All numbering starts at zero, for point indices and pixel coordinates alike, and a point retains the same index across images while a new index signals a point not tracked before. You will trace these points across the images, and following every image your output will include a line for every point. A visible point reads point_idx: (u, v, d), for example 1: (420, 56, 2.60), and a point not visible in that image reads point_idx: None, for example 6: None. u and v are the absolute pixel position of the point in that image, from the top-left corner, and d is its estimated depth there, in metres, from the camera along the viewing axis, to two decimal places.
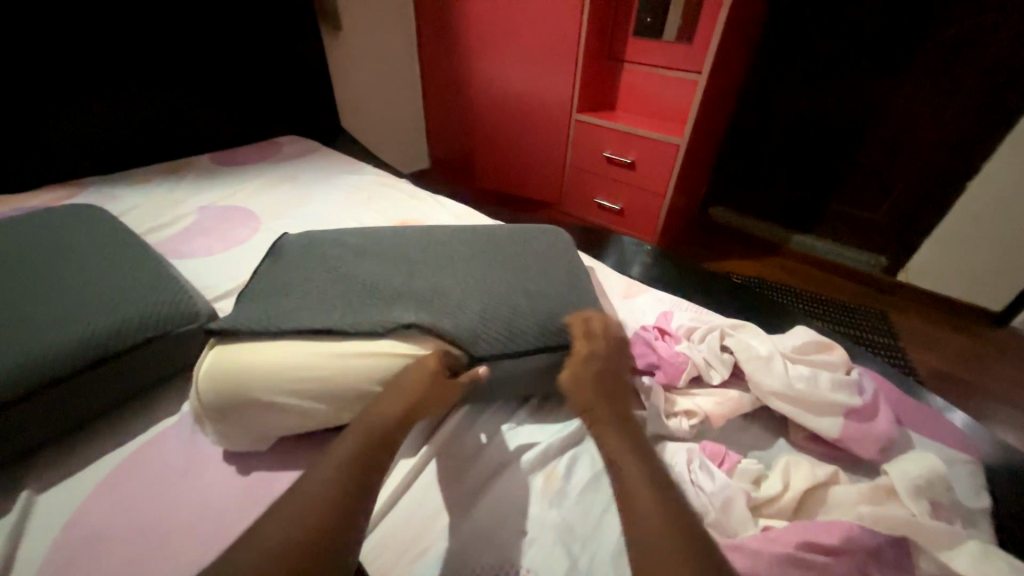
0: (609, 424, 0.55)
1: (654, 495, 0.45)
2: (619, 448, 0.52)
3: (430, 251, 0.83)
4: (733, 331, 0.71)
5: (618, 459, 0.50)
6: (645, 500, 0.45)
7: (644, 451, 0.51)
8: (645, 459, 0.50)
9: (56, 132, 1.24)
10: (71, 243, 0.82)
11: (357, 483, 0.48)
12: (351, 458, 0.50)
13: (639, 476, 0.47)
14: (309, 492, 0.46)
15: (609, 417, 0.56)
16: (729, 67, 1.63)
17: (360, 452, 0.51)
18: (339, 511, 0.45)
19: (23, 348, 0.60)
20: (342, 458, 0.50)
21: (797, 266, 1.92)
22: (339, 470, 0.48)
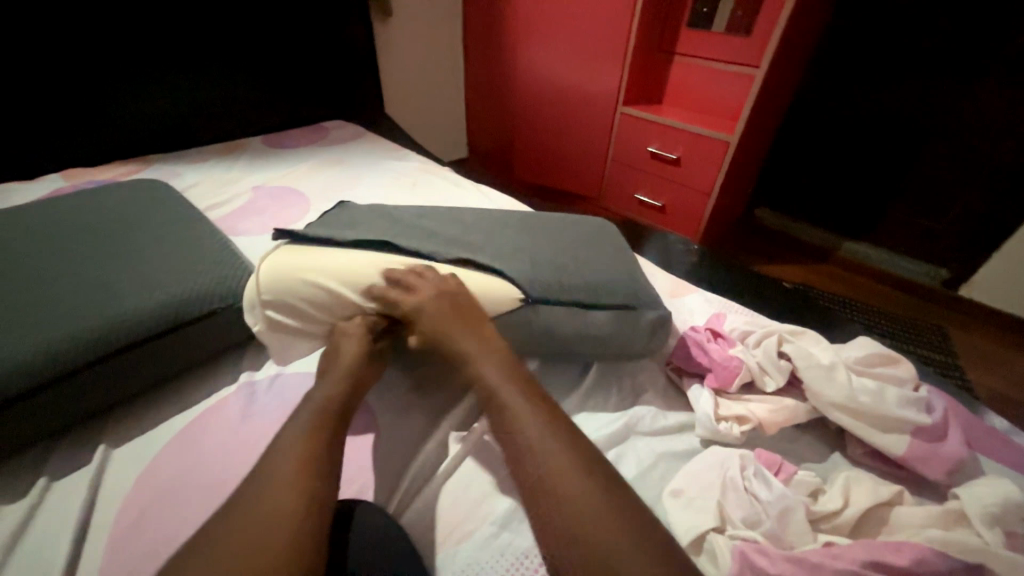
0: (522, 406, 0.54)
1: (585, 487, 0.46)
2: (536, 436, 0.51)
3: (483, 216, 0.84)
4: (792, 337, 0.68)
5: (539, 451, 0.50)
6: (576, 497, 0.46)
7: (565, 436, 0.51)
8: (568, 445, 0.50)
9: (127, 110, 1.31)
10: (143, 216, 0.87)
11: (323, 448, 0.53)
12: (313, 426, 0.54)
13: (564, 470, 0.48)
14: (280, 457, 0.50)
15: (521, 396, 0.55)
16: (789, 63, 1.56)
17: (320, 420, 0.55)
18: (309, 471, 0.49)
19: (106, 312, 0.65)
20: (302, 428, 0.54)
21: (846, 274, 1.84)
22: (301, 437, 0.53)
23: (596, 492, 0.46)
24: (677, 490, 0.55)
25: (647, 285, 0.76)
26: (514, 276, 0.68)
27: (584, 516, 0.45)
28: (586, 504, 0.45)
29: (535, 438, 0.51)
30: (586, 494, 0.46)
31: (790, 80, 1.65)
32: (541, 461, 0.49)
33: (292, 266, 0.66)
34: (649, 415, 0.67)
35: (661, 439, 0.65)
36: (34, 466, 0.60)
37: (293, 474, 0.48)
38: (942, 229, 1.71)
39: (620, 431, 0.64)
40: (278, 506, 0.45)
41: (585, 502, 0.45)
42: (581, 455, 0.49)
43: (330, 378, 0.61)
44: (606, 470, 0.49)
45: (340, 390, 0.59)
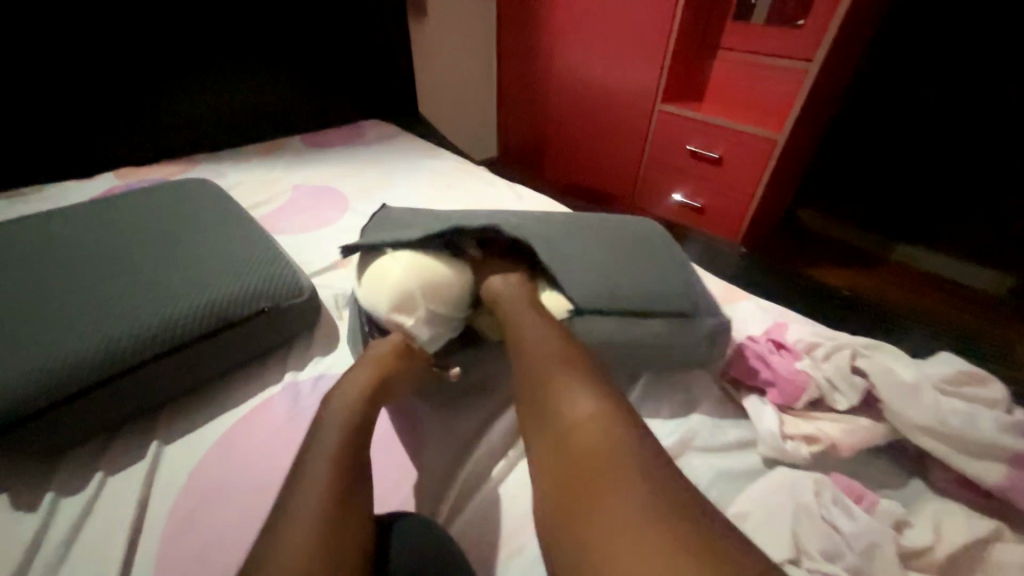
0: (538, 336, 0.61)
1: (586, 402, 0.52)
2: (547, 359, 0.57)
3: (525, 217, 0.82)
4: (866, 352, 0.63)
5: (547, 370, 0.56)
6: (575, 410, 0.51)
7: (575, 362, 0.57)
8: (575, 369, 0.55)
9: (176, 111, 1.35)
10: (193, 215, 0.89)
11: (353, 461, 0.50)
12: (342, 439, 0.51)
13: (568, 387, 0.53)
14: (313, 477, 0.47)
15: (537, 326, 0.62)
16: (844, 56, 1.47)
17: (348, 431, 0.52)
18: (342, 489, 0.46)
19: (162, 309, 0.66)
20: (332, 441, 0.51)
21: (900, 279, 1.72)
22: (332, 451, 0.50)
23: (593, 408, 0.51)
24: (742, 514, 0.51)
25: (704, 294, 0.72)
26: (557, 294, 0.69)
27: (578, 427, 0.50)
28: (583, 415, 0.50)
29: (547, 362, 0.57)
30: (585, 410, 0.51)
31: (845, 73, 1.56)
32: (546, 380, 0.55)
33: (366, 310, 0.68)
34: (706, 429, 0.64)
35: (719, 456, 0.61)
36: (91, 460, 0.61)
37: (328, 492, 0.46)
38: (1011, 233, 1.58)
39: (676, 446, 0.61)
40: (316, 528, 0.43)
41: (582, 415, 0.50)
42: (586, 376, 0.55)
43: (359, 368, 0.60)
44: (610, 391, 0.53)
45: (367, 382, 0.58)
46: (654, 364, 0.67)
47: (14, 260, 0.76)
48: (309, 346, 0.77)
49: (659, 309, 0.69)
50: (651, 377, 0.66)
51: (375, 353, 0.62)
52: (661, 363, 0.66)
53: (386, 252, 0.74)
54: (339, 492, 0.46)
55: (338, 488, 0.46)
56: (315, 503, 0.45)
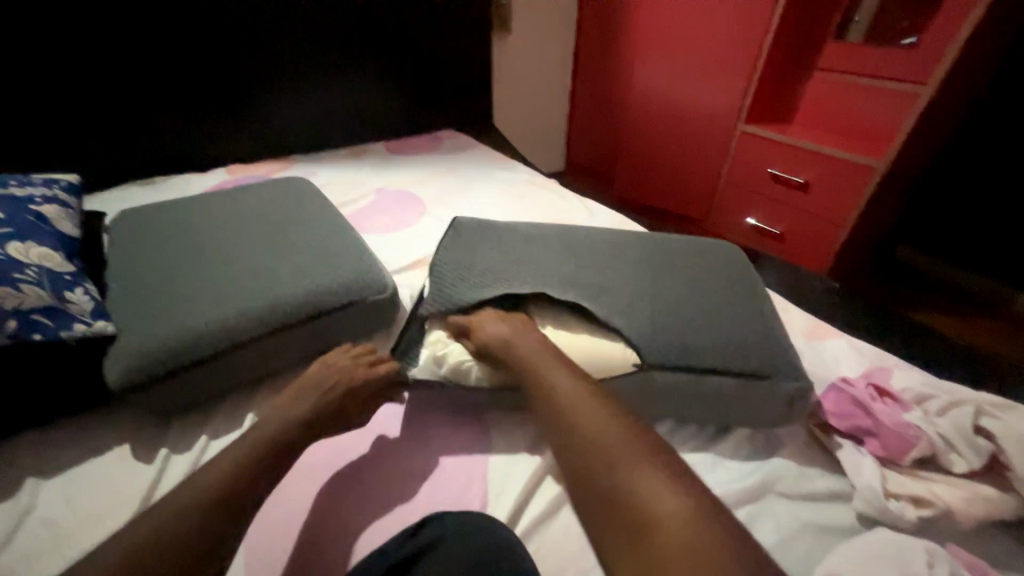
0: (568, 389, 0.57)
1: (636, 465, 0.49)
2: (582, 416, 0.54)
3: (599, 245, 0.81)
4: (993, 410, 0.56)
5: (587, 431, 0.53)
6: (628, 476, 0.48)
7: (614, 417, 0.54)
8: (620, 428, 0.52)
9: (282, 115, 1.49)
10: (294, 210, 0.97)
11: (256, 462, 0.53)
12: (258, 442, 0.55)
13: (614, 451, 0.50)
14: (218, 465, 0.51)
15: (562, 377, 0.59)
16: (965, 79, 1.33)
17: (266, 440, 0.55)
18: (235, 481, 0.50)
19: (266, 295, 0.73)
20: (243, 441, 0.55)
21: (1016, 333, 1.52)
22: (242, 451, 0.53)
23: (651, 472, 0.48)
24: (835, 573, 0.46)
25: (786, 341, 0.68)
26: (636, 318, 0.67)
27: (640, 494, 0.47)
28: (642, 479, 0.48)
29: (587, 420, 0.54)
30: (640, 472, 0.48)
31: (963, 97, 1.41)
32: (590, 445, 0.52)
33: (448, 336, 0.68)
34: (791, 474, 0.59)
35: (805, 505, 0.56)
36: (196, 425, 0.68)
37: (218, 485, 0.50)
38: None
39: (757, 487, 0.57)
40: (193, 508, 0.47)
41: (641, 479, 0.48)
42: (631, 434, 0.51)
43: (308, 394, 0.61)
44: (656, 450, 0.50)
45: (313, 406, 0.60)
46: (730, 413, 0.63)
47: (151, 240, 0.87)
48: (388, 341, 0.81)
49: (741, 342, 0.65)
50: (729, 412, 0.63)
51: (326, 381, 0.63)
52: (741, 398, 0.62)
53: (465, 277, 0.75)
54: (226, 486, 0.50)
55: (229, 483, 0.50)
56: (202, 491, 0.49)
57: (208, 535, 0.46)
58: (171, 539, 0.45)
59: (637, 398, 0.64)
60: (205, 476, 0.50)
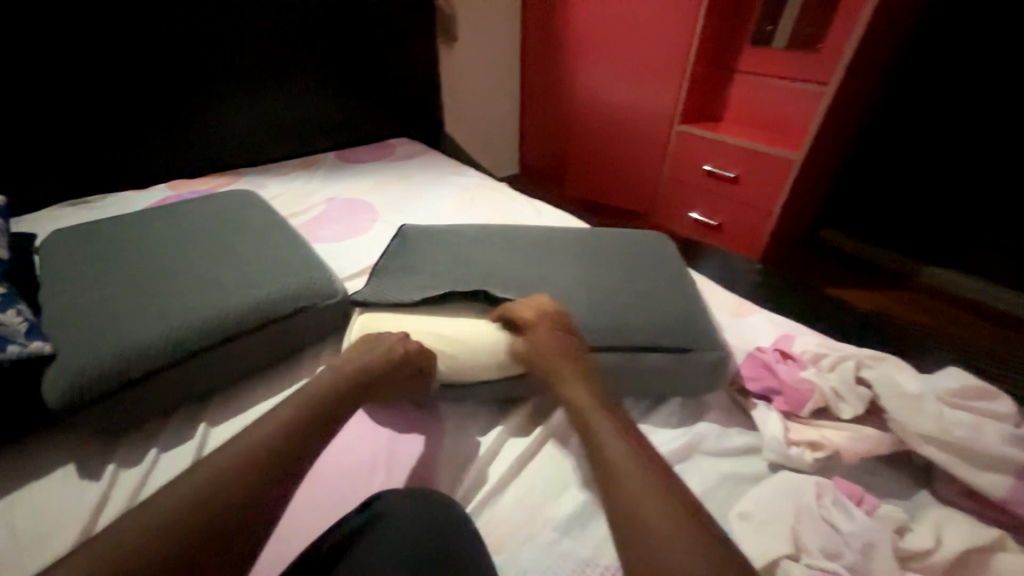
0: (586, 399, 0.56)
1: (638, 470, 0.47)
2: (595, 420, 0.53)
3: (540, 242, 0.87)
4: (871, 362, 0.65)
5: (603, 444, 0.50)
6: (625, 471, 0.47)
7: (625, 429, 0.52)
8: (626, 435, 0.51)
9: (225, 128, 1.47)
10: (240, 223, 0.97)
11: (319, 416, 0.54)
12: (316, 397, 0.56)
13: (617, 454, 0.49)
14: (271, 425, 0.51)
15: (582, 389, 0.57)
16: (863, 79, 1.49)
17: (320, 395, 0.56)
18: (295, 429, 0.52)
19: (214, 306, 0.73)
20: (303, 394, 0.56)
21: (926, 302, 1.70)
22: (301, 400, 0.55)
23: (647, 474, 0.46)
24: (745, 512, 0.53)
25: (707, 318, 0.76)
26: (572, 306, 0.72)
27: (627, 490, 0.45)
28: (637, 479, 0.46)
29: (600, 425, 0.52)
30: (636, 472, 0.46)
31: (865, 94, 1.57)
32: (598, 441, 0.51)
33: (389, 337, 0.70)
34: (714, 434, 0.66)
35: (725, 460, 0.63)
36: (146, 440, 0.67)
37: (278, 432, 0.51)
38: None
39: (684, 448, 0.64)
40: (258, 448, 0.49)
41: (632, 477, 0.46)
42: (636, 445, 0.50)
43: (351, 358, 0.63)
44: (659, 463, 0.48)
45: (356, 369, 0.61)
46: (660, 385, 0.70)
47: (88, 258, 0.85)
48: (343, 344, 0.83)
49: (667, 321, 0.72)
50: (659, 385, 0.69)
51: (366, 347, 0.65)
52: (667, 371, 0.69)
53: (409, 283, 0.77)
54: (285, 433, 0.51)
55: (290, 429, 0.51)
56: (268, 431, 0.51)
57: (254, 487, 0.46)
58: (231, 477, 0.46)
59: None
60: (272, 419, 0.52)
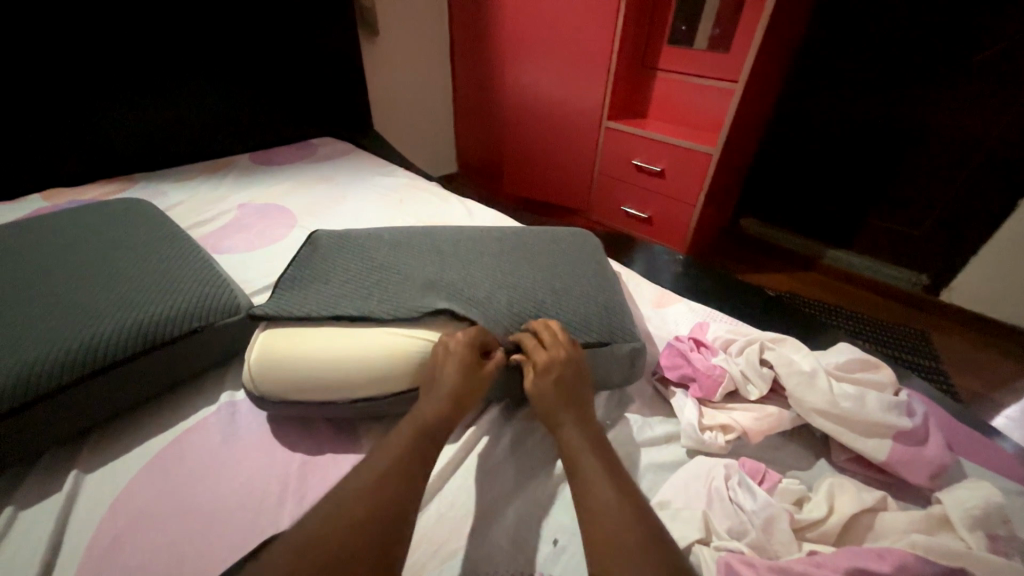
0: (582, 440, 0.55)
1: (617, 509, 0.46)
2: (586, 461, 0.52)
3: (460, 243, 0.85)
4: (773, 344, 0.70)
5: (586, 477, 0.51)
6: (603, 512, 0.47)
7: (611, 469, 0.52)
8: (610, 472, 0.51)
9: (113, 130, 1.31)
10: (124, 235, 0.87)
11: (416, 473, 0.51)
12: (408, 455, 0.52)
13: (602, 495, 0.48)
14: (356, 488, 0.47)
15: (579, 429, 0.56)
16: (766, 77, 1.60)
17: (411, 450, 0.52)
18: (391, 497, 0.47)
19: (85, 332, 0.64)
20: (394, 454, 0.51)
21: (829, 281, 1.87)
22: (395, 462, 0.50)
23: (622, 511, 0.46)
24: (664, 502, 0.55)
25: (626, 311, 0.77)
26: (491, 307, 0.70)
27: (600, 523, 0.46)
28: (612, 519, 0.46)
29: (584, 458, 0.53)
30: (611, 507, 0.47)
31: (769, 91, 1.69)
32: (582, 474, 0.51)
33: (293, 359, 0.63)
34: (635, 426, 0.67)
35: (647, 450, 0.65)
36: (1, 497, 0.58)
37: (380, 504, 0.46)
38: (921, 234, 1.74)
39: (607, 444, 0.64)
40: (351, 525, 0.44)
41: (605, 512, 0.47)
42: (620, 486, 0.49)
43: (435, 396, 0.58)
44: (636, 495, 0.49)
45: (439, 410, 0.57)
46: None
47: None
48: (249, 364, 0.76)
49: (587, 316, 0.72)
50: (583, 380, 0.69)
51: (449, 380, 0.59)
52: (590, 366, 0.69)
53: (319, 293, 0.71)
54: (373, 504, 0.46)
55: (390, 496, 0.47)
56: (362, 506, 0.46)
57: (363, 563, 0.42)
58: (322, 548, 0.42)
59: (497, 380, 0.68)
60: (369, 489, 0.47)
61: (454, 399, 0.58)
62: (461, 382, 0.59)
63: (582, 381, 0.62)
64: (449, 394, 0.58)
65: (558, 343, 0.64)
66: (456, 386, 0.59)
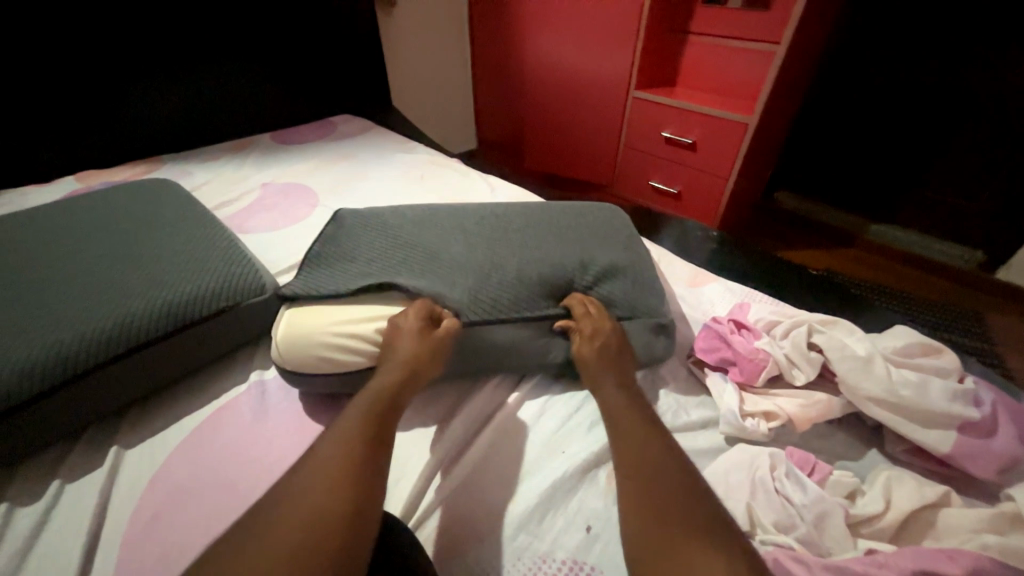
0: (622, 399, 0.56)
1: (645, 439, 0.50)
2: (628, 416, 0.53)
3: (485, 219, 0.82)
4: (823, 327, 0.65)
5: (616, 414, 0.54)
6: (634, 440, 0.50)
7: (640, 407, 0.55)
8: (639, 410, 0.54)
9: (138, 111, 1.31)
10: (152, 215, 0.87)
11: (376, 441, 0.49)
12: (367, 422, 0.50)
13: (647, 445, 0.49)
14: (330, 453, 0.47)
15: (620, 391, 0.57)
16: (811, 37, 1.48)
17: (371, 417, 0.51)
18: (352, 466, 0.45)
19: (117, 312, 0.64)
20: (353, 420, 0.50)
21: (871, 258, 1.76)
22: (353, 432, 0.49)
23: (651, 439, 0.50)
24: None
25: (659, 291, 0.74)
26: (522, 288, 0.68)
27: (631, 449, 0.49)
28: (641, 445, 0.49)
29: (615, 400, 0.56)
30: (639, 437, 0.50)
31: (814, 52, 1.56)
32: (613, 412, 0.54)
33: (313, 341, 0.62)
34: (670, 411, 0.64)
35: (683, 436, 0.62)
36: (48, 471, 0.60)
37: (340, 474, 0.44)
38: (978, 208, 1.61)
39: None
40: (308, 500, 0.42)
41: (634, 440, 0.50)
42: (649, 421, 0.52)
43: (388, 367, 0.58)
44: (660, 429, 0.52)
45: (393, 382, 0.56)
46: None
47: None
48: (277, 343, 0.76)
49: (619, 296, 0.70)
50: None
51: (402, 350, 0.58)
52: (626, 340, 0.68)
53: (342, 273, 0.70)
54: (356, 462, 0.46)
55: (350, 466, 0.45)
56: (331, 468, 0.45)
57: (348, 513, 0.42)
58: (311, 508, 0.42)
59: (506, 357, 0.66)
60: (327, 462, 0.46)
61: (409, 366, 0.57)
62: (415, 350, 0.58)
63: (625, 353, 0.63)
64: (401, 362, 0.58)
65: (600, 317, 0.66)
66: (410, 354, 0.58)
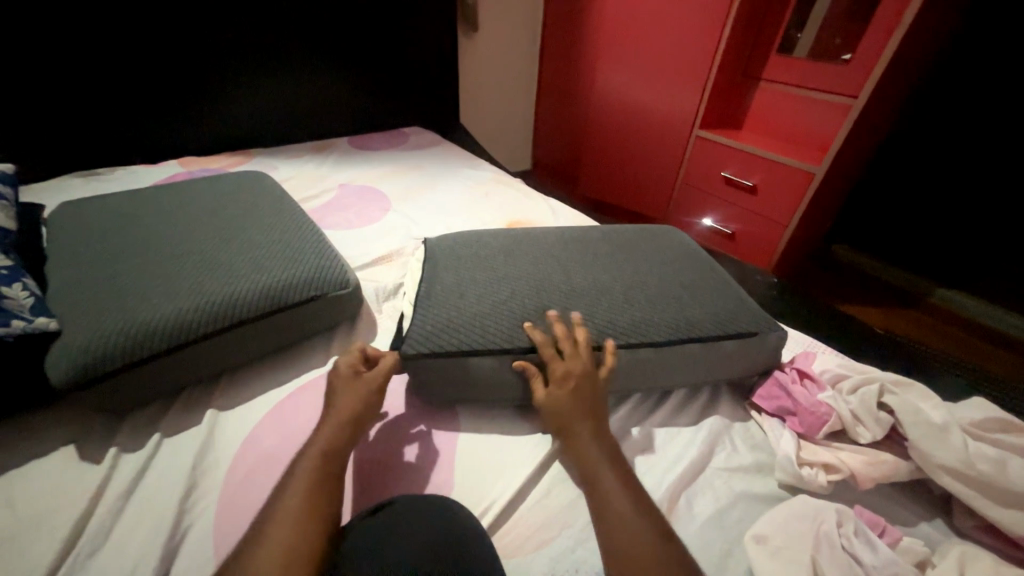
0: (593, 449, 0.56)
1: (638, 525, 0.48)
2: (603, 469, 0.54)
3: (567, 240, 0.86)
4: (895, 387, 0.64)
5: (607, 494, 0.52)
6: (625, 526, 0.49)
7: (627, 479, 0.53)
8: (626, 483, 0.53)
9: (237, 108, 1.45)
10: (250, 204, 0.95)
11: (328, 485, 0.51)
12: (324, 462, 0.53)
13: (626, 519, 0.49)
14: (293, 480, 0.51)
15: (591, 437, 0.57)
16: (890, 93, 1.46)
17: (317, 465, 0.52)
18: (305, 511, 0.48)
19: (224, 289, 0.71)
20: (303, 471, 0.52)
21: (934, 322, 1.68)
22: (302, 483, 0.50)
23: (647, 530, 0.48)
24: (761, 536, 0.52)
25: (743, 317, 0.74)
26: (605, 304, 0.72)
27: (622, 541, 0.48)
28: (631, 535, 0.48)
29: (604, 476, 0.53)
30: (632, 528, 0.48)
31: (891, 110, 1.55)
32: (602, 492, 0.52)
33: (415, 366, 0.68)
34: (724, 453, 0.65)
35: (739, 476, 0.62)
36: (150, 422, 0.66)
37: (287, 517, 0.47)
38: None
39: (698, 462, 0.62)
40: (284, 534, 0.46)
41: (626, 532, 0.48)
42: (641, 505, 0.50)
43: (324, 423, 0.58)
44: (661, 520, 0.50)
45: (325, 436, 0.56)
46: (672, 377, 0.71)
47: (99, 232, 0.83)
48: (352, 333, 0.82)
49: (699, 320, 0.72)
50: (668, 375, 0.70)
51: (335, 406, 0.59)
52: (700, 361, 0.70)
53: (424, 282, 0.75)
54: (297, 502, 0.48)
55: (312, 505, 0.48)
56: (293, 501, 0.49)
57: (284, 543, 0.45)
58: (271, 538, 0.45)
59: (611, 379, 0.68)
60: (286, 510, 0.48)
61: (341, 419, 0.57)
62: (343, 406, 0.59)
63: (601, 388, 0.62)
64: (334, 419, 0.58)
65: (575, 349, 0.64)
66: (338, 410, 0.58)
